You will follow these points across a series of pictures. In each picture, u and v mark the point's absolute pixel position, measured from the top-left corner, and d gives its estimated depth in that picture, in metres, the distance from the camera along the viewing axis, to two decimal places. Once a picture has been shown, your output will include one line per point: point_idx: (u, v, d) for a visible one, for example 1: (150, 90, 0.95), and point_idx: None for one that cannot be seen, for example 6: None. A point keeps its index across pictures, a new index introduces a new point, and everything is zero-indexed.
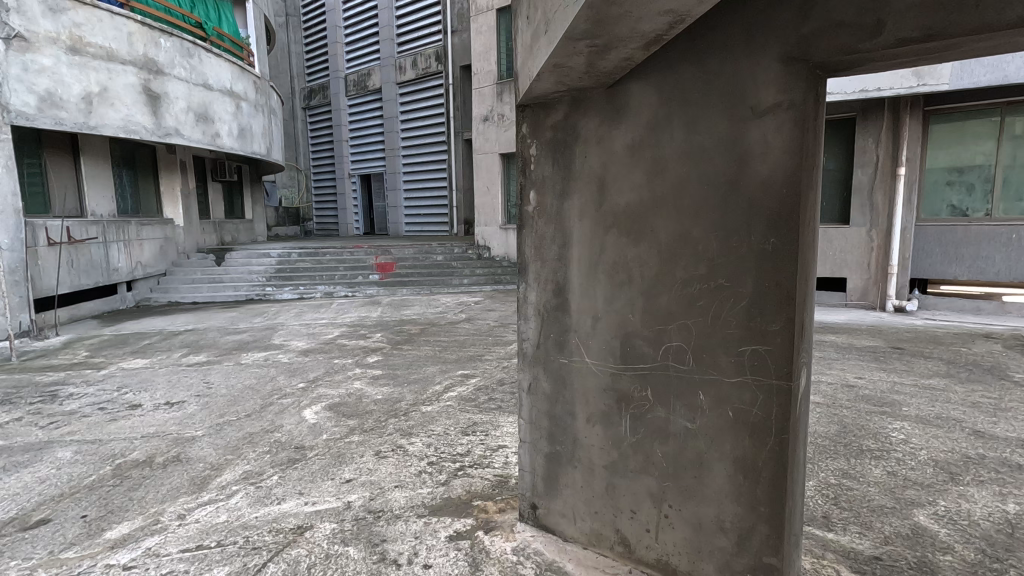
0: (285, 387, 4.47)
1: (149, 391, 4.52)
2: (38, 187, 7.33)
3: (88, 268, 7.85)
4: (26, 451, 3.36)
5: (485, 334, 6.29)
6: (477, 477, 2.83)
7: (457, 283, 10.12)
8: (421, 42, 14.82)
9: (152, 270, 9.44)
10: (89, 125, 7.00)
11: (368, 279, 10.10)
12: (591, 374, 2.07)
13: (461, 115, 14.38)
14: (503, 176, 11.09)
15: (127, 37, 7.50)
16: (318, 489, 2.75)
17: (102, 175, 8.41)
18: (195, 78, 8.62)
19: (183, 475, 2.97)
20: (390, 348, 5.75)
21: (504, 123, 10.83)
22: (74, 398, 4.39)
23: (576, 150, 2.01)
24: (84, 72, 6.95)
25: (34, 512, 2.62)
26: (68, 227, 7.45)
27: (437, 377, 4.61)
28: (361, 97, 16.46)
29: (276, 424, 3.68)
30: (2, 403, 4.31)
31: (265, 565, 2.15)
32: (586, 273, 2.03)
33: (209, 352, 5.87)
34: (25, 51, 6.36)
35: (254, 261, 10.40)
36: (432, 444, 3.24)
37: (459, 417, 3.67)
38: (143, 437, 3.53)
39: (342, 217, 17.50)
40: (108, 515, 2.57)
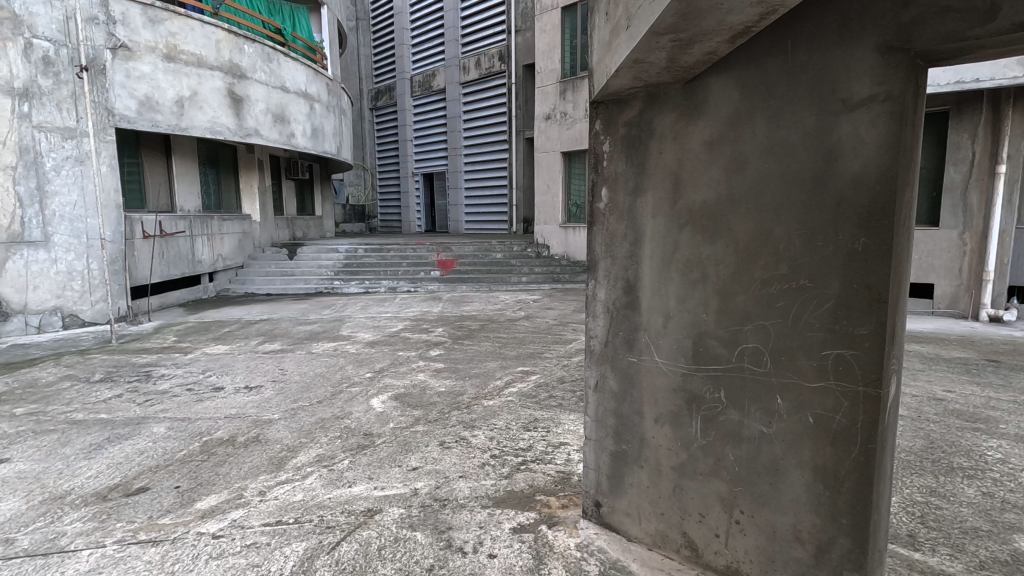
0: (353, 376, 4.69)
1: (230, 374, 4.85)
2: (135, 184, 8.02)
3: (176, 259, 8.48)
4: (127, 424, 3.68)
5: (544, 332, 6.29)
6: (539, 472, 2.85)
7: (515, 281, 10.16)
8: (485, 42, 15.00)
9: (231, 262, 10.06)
10: (181, 126, 7.54)
11: (429, 275, 10.32)
12: (660, 374, 2.04)
13: (523, 114, 14.43)
14: (565, 175, 11.02)
15: (215, 45, 8.02)
16: (386, 475, 2.86)
17: (190, 173, 9.03)
18: (273, 81, 9.07)
19: (262, 455, 3.16)
20: (451, 342, 5.88)
21: (567, 121, 10.75)
22: (165, 378, 4.77)
23: (651, 146, 1.99)
24: (178, 78, 7.50)
25: (135, 480, 2.87)
26: (160, 222, 8.07)
27: (497, 373, 4.67)
28: (426, 97, 16.86)
29: (346, 410, 3.85)
30: (105, 380, 4.75)
31: (340, 544, 2.26)
32: (658, 271, 2.01)
33: (283, 341, 6.20)
34: (128, 59, 6.98)
35: (324, 255, 10.89)
36: (494, 438, 3.29)
37: (520, 413, 3.71)
38: (225, 417, 3.77)
39: (405, 214, 17.98)
40: (197, 488, 2.77)
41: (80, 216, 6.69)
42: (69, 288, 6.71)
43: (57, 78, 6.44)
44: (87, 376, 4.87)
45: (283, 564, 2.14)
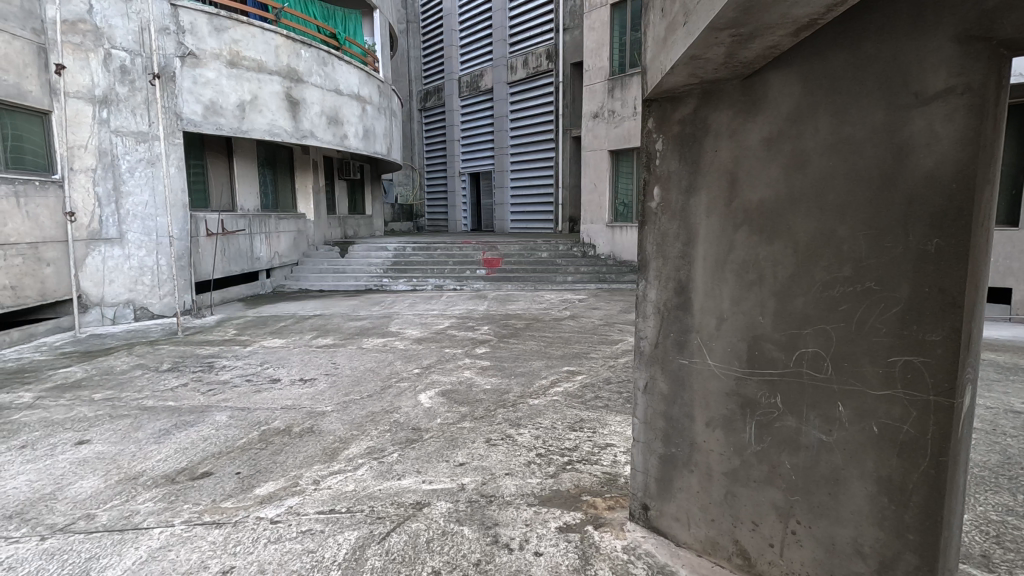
0: (402, 371, 4.80)
1: (286, 367, 5.05)
2: (200, 185, 8.47)
3: (236, 256, 8.90)
4: (192, 412, 3.89)
5: (590, 333, 6.25)
6: (586, 473, 2.84)
7: (561, 280, 10.13)
8: (533, 41, 15.01)
9: (287, 260, 10.47)
10: (242, 129, 7.91)
11: (475, 273, 10.43)
12: (713, 377, 1.99)
13: (570, 112, 14.35)
14: (612, 174, 10.88)
15: (274, 51, 8.35)
16: (434, 469, 2.91)
17: (249, 174, 9.45)
18: (328, 84, 9.35)
19: (316, 445, 3.28)
20: (497, 341, 5.93)
21: (615, 119, 10.60)
22: (226, 369, 5.03)
23: (706, 144, 1.95)
24: (239, 83, 7.86)
25: (200, 465, 3.04)
26: (222, 221, 8.48)
27: (543, 372, 4.68)
28: (473, 97, 17.02)
29: (395, 405, 3.94)
30: (172, 369, 5.05)
31: (390, 534, 2.33)
32: (712, 272, 1.96)
33: (335, 336, 6.41)
34: (195, 66, 7.39)
35: (373, 253, 11.18)
36: (540, 437, 3.30)
37: (566, 412, 3.70)
38: (282, 408, 3.93)
39: (451, 213, 18.21)
40: (257, 474, 2.91)
41: (151, 215, 7.17)
42: (141, 282, 7.17)
43: (133, 85, 6.90)
44: (156, 365, 5.19)
45: (336, 551, 2.22)
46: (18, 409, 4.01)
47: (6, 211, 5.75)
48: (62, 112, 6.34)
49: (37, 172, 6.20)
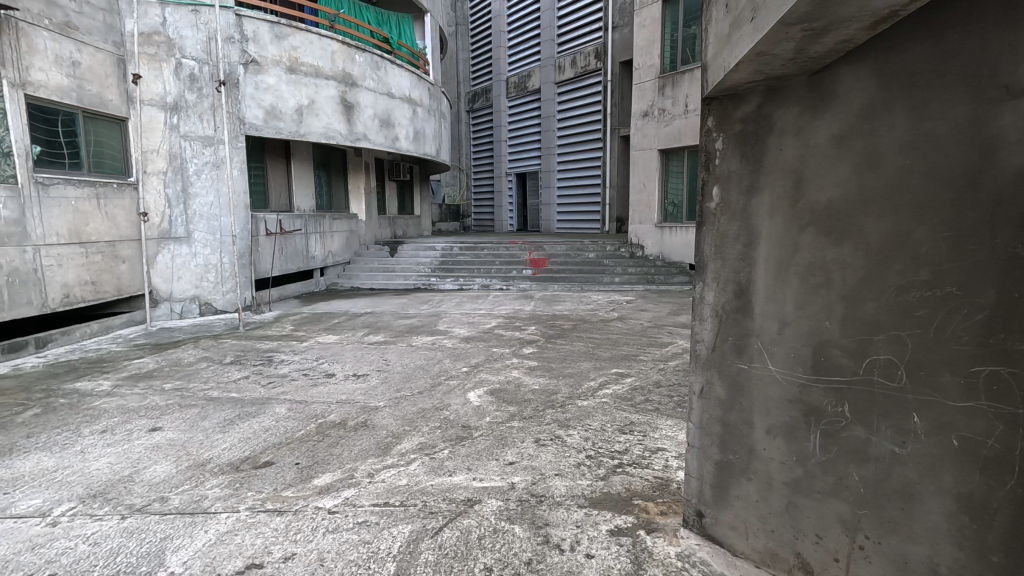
0: (451, 369, 4.87)
1: (340, 362, 5.21)
2: (260, 186, 8.86)
3: (293, 254, 9.25)
4: (254, 404, 4.07)
5: (639, 335, 6.15)
6: (636, 477, 2.80)
7: (608, 281, 10.02)
8: (581, 40, 14.92)
9: (340, 258, 10.80)
10: (300, 133, 8.18)
11: (521, 273, 10.45)
12: (774, 383, 1.93)
13: (619, 111, 14.17)
14: (662, 174, 10.66)
15: (331, 56, 8.57)
16: (484, 467, 2.95)
17: (306, 176, 9.81)
18: (381, 88, 9.51)
19: (370, 439, 3.37)
20: (544, 341, 5.92)
21: (666, 117, 10.39)
22: (284, 363, 5.24)
23: (769, 142, 1.89)
24: (298, 88, 8.14)
25: (262, 454, 3.18)
26: (280, 221, 8.84)
27: (591, 373, 4.65)
28: (521, 98, 17.07)
29: (444, 402, 4.01)
30: (235, 363, 5.30)
31: (442, 529, 2.37)
32: (774, 274, 1.90)
33: (386, 333, 6.57)
34: (257, 73, 7.70)
35: (422, 253, 11.39)
36: (589, 439, 3.28)
37: (615, 415, 3.67)
38: (337, 402, 4.07)
39: (498, 213, 18.31)
40: (315, 465, 3.02)
41: (216, 215, 7.53)
42: (205, 279, 7.57)
43: (200, 92, 7.31)
44: (220, 358, 5.46)
45: (391, 544, 2.28)
46: (99, 396, 4.31)
47: (88, 212, 6.21)
48: (137, 118, 6.86)
49: (115, 175, 6.68)
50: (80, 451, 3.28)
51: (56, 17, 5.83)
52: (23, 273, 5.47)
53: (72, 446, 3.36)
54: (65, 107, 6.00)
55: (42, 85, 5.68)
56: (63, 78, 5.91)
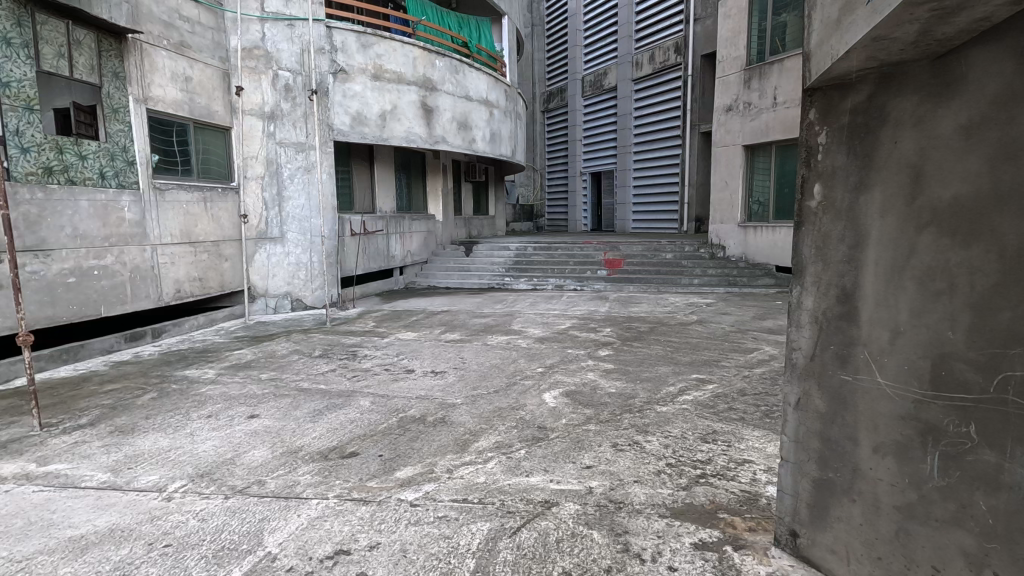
0: (526, 369, 4.88)
1: (419, 359, 5.38)
2: (346, 189, 9.33)
3: (375, 254, 9.66)
4: (340, 396, 4.28)
5: (720, 339, 5.87)
6: (721, 489, 2.67)
7: (686, 283, 9.68)
8: (661, 35, 14.51)
9: (418, 258, 11.16)
10: (383, 137, 8.49)
11: (596, 274, 10.32)
12: (884, 397, 1.77)
13: (699, 106, 13.65)
14: (746, 171, 10.13)
15: (412, 62, 8.85)
16: (561, 469, 2.92)
17: (388, 178, 10.21)
18: (459, 91, 9.69)
19: (448, 435, 3.44)
20: (620, 343, 5.80)
21: (751, 110, 9.87)
22: (368, 358, 5.48)
23: (882, 135, 1.73)
24: (381, 94, 8.46)
25: (348, 445, 3.34)
26: (364, 221, 9.26)
27: (670, 378, 4.50)
28: (597, 97, 16.86)
29: (520, 402, 4.02)
30: (323, 356, 5.61)
31: (520, 530, 2.37)
32: (886, 279, 1.74)
33: (462, 331, 6.70)
34: (345, 81, 8.08)
35: (496, 253, 11.53)
36: (670, 446, 3.17)
37: (696, 422, 3.52)
38: (416, 397, 4.19)
39: (572, 213, 18.18)
40: (397, 458, 3.13)
41: (307, 217, 7.98)
42: (297, 277, 8.05)
43: (294, 101, 7.79)
44: (310, 352, 5.79)
45: (470, 540, 2.31)
46: (205, 383, 4.71)
47: (198, 214, 6.80)
48: (239, 127, 7.45)
49: (219, 180, 7.28)
50: (190, 433, 3.59)
51: (173, 38, 6.44)
52: (143, 270, 6.07)
53: (183, 428, 3.68)
54: (179, 119, 6.60)
55: (161, 100, 6.29)
56: (178, 93, 6.51)
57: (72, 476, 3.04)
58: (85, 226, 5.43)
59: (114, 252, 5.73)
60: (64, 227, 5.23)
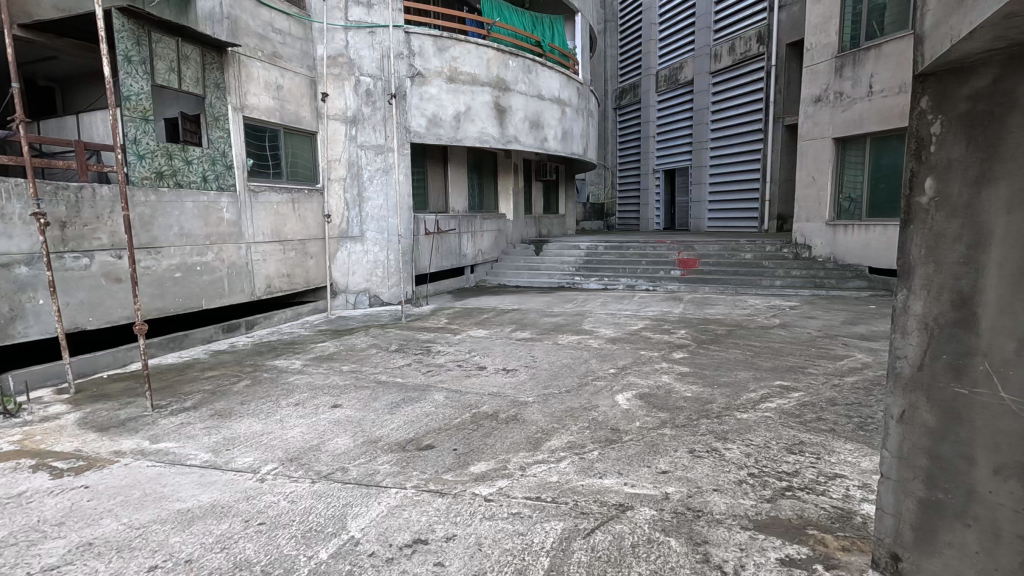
0: (598, 370, 4.82)
1: (490, 356, 5.44)
2: (421, 189, 9.62)
3: (448, 252, 9.89)
4: (415, 390, 4.42)
5: (807, 345, 5.53)
6: (811, 504, 2.51)
7: (767, 284, 9.21)
8: (742, 24, 13.87)
9: (488, 256, 11.31)
10: (457, 138, 8.69)
11: (669, 274, 10.04)
12: (1007, 414, 1.59)
13: (784, 98, 12.91)
14: (836, 166, 9.48)
15: (486, 63, 8.97)
16: (636, 473, 2.86)
17: (460, 178, 10.42)
18: (532, 91, 9.73)
19: (521, 433, 3.46)
20: (696, 346, 5.60)
21: (842, 101, 9.22)
22: (441, 354, 5.62)
23: (1010, 122, 1.57)
24: (456, 96, 8.65)
25: (424, 437, 3.44)
26: (437, 221, 9.51)
27: (751, 384, 4.28)
28: (672, 92, 16.38)
29: (592, 403, 3.98)
30: (399, 351, 5.81)
31: (594, 532, 2.34)
32: (1012, 282, 1.57)
33: (532, 330, 6.70)
34: (422, 84, 8.34)
35: (566, 252, 11.47)
36: (752, 455, 3.03)
37: (781, 432, 3.33)
38: (489, 394, 4.25)
39: (644, 211, 17.76)
40: (472, 453, 3.19)
41: (385, 216, 8.30)
42: (374, 274, 8.39)
43: (375, 105, 8.10)
44: (387, 346, 6.01)
45: (544, 539, 2.31)
46: (293, 373, 5.01)
47: (286, 214, 7.24)
48: (324, 132, 7.86)
49: (306, 182, 7.72)
50: (279, 419, 3.83)
51: (267, 50, 6.89)
52: (238, 267, 6.54)
53: (274, 414, 3.93)
54: (271, 125, 7.05)
55: (255, 108, 6.75)
56: (270, 101, 6.96)
57: (178, 454, 3.32)
58: (189, 225, 5.92)
59: (214, 249, 6.22)
60: (172, 226, 5.73)
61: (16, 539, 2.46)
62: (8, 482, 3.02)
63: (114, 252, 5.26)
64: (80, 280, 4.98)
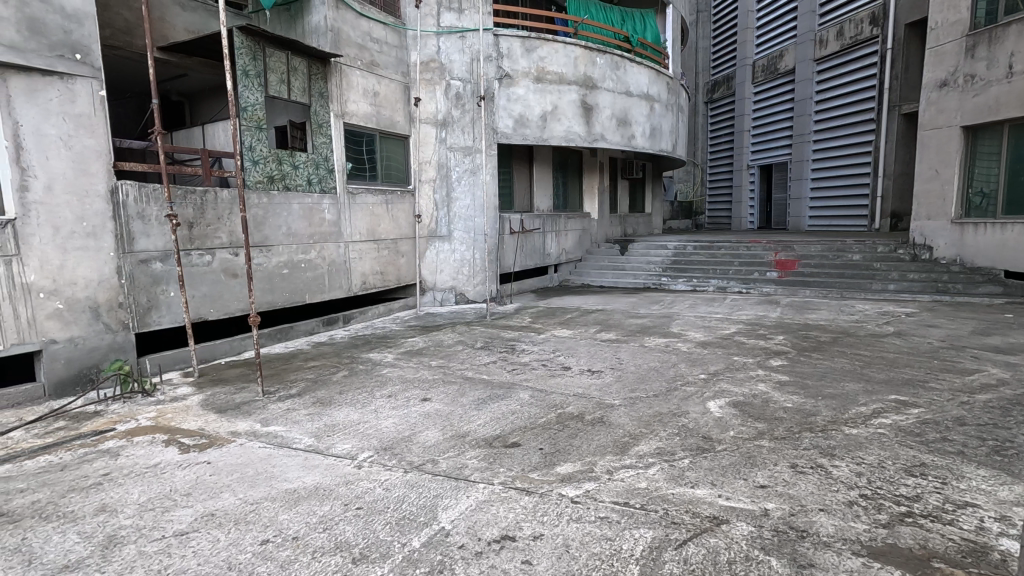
0: (687, 375, 4.63)
1: (575, 357, 5.40)
2: (507, 189, 9.76)
3: (532, 252, 9.94)
4: (500, 387, 4.48)
5: (928, 357, 5.00)
6: (936, 534, 2.26)
7: (878, 289, 8.44)
8: (853, 6, 12.78)
9: (572, 256, 11.25)
10: (543, 138, 8.72)
11: (765, 276, 9.48)
12: None
13: (901, 84, 11.76)
14: (964, 156, 8.49)
15: (574, 61, 8.90)
16: (731, 485, 2.72)
17: (545, 178, 10.45)
18: (620, 87, 9.54)
19: (608, 436, 3.41)
20: (796, 353, 5.24)
21: (974, 84, 8.24)
22: (526, 352, 5.66)
23: None
24: (543, 95, 8.67)
25: (510, 435, 3.47)
26: (523, 220, 9.59)
27: (861, 397, 3.94)
28: (770, 83, 15.43)
29: (682, 409, 3.83)
30: (485, 348, 5.92)
31: (687, 543, 2.26)
32: None
33: (618, 331, 6.58)
34: (509, 86, 8.45)
35: (653, 252, 11.14)
36: (863, 475, 2.78)
37: (898, 451, 3.03)
38: (574, 395, 4.22)
39: (737, 209, 16.88)
40: (558, 453, 3.18)
41: (472, 216, 8.50)
42: (460, 273, 8.63)
43: (464, 108, 8.32)
44: (473, 343, 6.15)
45: (633, 546, 2.26)
46: (386, 366, 5.25)
47: (380, 214, 7.61)
48: (416, 135, 8.17)
49: (399, 183, 8.07)
50: (375, 410, 4.03)
51: (366, 58, 7.27)
52: (338, 264, 6.96)
53: (369, 405, 4.15)
54: (368, 130, 7.44)
55: (355, 114, 7.14)
56: (368, 107, 7.34)
57: (285, 437, 3.59)
58: (296, 225, 6.39)
59: (317, 247, 6.66)
60: (281, 227, 6.21)
61: (153, 505, 2.77)
62: (146, 454, 3.41)
63: (232, 250, 5.78)
64: (205, 275, 5.52)
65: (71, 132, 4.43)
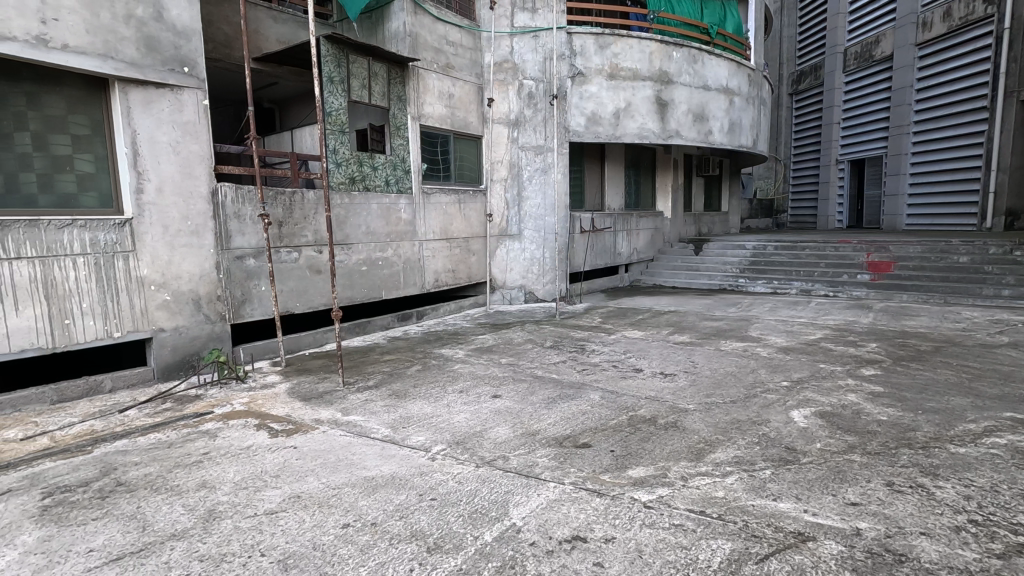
0: (768, 381, 4.41)
1: (647, 359, 5.28)
2: (578, 188, 9.70)
3: (603, 251, 9.82)
4: (570, 387, 4.45)
5: None
6: None
7: (989, 294, 7.64)
8: None
9: (643, 256, 11.01)
10: (616, 135, 8.58)
11: (855, 279, 8.84)
12: None
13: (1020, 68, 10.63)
14: None
15: (648, 56, 8.67)
16: (818, 500, 2.56)
17: (617, 176, 10.29)
18: (696, 82, 9.21)
19: (682, 441, 3.31)
20: (891, 363, 4.85)
21: None
22: (596, 353, 5.59)
23: None
24: (616, 92, 8.53)
25: (581, 436, 3.45)
26: (593, 219, 9.50)
27: (969, 413, 3.58)
28: (863, 71, 14.36)
29: (762, 417, 3.64)
30: (554, 347, 5.91)
31: (769, 558, 2.15)
32: None
33: (692, 334, 6.37)
34: (582, 84, 8.38)
35: (730, 252, 10.67)
36: (972, 498, 2.53)
37: (1014, 475, 2.74)
38: (646, 398, 4.13)
39: (823, 207, 15.85)
40: (630, 456, 3.12)
41: (542, 215, 8.53)
42: (530, 271, 8.67)
43: (536, 107, 8.35)
44: (542, 342, 6.15)
45: (710, 556, 2.18)
46: (457, 362, 5.37)
47: (453, 213, 7.78)
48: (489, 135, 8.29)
49: (471, 182, 8.22)
50: (447, 404, 4.13)
51: (441, 62, 7.46)
52: (412, 262, 7.19)
53: (441, 399, 4.25)
54: (443, 131, 7.62)
55: (430, 116, 7.34)
56: (443, 109, 7.52)
57: (364, 427, 3.76)
58: (374, 224, 6.66)
59: (393, 246, 6.91)
60: (361, 226, 6.49)
61: (246, 484, 2.98)
62: (240, 436, 3.68)
63: (317, 247, 6.11)
64: (292, 270, 5.87)
65: (180, 139, 4.86)
